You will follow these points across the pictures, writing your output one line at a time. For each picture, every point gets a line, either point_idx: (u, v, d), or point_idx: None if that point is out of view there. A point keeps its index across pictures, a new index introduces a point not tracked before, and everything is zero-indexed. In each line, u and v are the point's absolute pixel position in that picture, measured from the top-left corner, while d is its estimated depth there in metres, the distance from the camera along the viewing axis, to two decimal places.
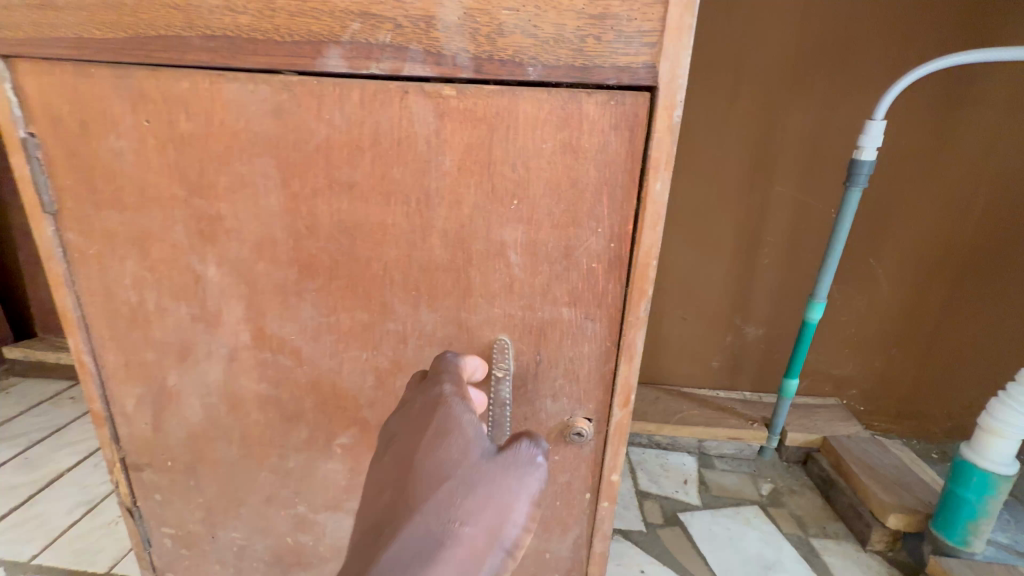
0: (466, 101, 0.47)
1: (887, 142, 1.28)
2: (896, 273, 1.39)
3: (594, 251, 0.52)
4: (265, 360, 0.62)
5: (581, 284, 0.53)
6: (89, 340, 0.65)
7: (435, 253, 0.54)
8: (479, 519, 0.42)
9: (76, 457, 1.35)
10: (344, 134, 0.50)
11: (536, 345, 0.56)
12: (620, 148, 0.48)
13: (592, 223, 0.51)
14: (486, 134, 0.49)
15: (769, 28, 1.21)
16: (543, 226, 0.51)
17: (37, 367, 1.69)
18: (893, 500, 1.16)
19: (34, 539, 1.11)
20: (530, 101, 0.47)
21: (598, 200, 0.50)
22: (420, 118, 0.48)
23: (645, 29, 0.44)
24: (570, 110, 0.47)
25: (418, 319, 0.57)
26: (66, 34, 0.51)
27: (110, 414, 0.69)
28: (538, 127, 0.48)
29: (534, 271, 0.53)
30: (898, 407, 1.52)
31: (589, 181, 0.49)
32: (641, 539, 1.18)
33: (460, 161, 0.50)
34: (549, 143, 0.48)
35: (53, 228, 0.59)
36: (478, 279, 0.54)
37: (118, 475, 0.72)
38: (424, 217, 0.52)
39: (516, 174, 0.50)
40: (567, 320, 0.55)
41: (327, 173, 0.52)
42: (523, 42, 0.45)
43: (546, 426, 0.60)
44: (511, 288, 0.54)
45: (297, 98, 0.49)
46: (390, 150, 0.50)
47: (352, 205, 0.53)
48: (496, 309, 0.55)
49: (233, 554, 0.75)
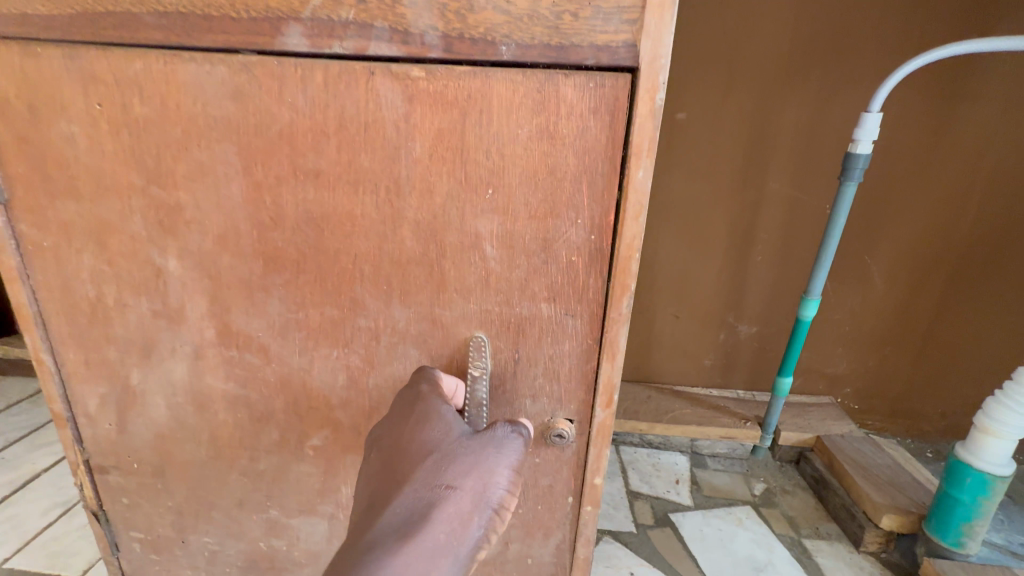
0: (436, 83, 0.45)
1: (883, 136, 1.25)
2: (892, 270, 1.36)
3: (575, 244, 0.49)
4: (231, 358, 0.59)
5: (561, 279, 0.50)
6: (47, 337, 0.61)
7: (407, 246, 0.51)
8: (461, 487, 0.43)
9: (54, 457, 1.32)
10: (309, 119, 0.47)
11: (514, 343, 0.53)
12: (600, 133, 0.45)
13: (571, 214, 0.48)
14: (457, 119, 0.46)
15: (764, 19, 1.18)
16: (519, 217, 0.48)
17: (17, 365, 1.65)
18: (886, 500, 1.14)
19: (7, 542, 1.08)
20: (504, 84, 0.44)
21: (577, 188, 0.47)
22: (387, 101, 0.46)
23: (625, 5, 0.41)
24: (547, 93, 0.44)
25: (390, 315, 0.54)
26: (11, 10, 0.47)
27: (73, 415, 0.66)
28: (513, 111, 0.45)
29: (510, 265, 0.50)
30: (892, 406, 1.50)
31: (567, 168, 0.46)
32: (631, 540, 1.15)
33: (432, 147, 0.47)
34: (525, 128, 0.45)
35: (4, 219, 0.56)
36: (452, 273, 0.51)
37: (82, 478, 0.69)
38: (395, 208, 0.49)
39: (490, 162, 0.47)
40: (546, 317, 0.52)
41: (291, 161, 0.49)
42: (495, 19, 0.42)
43: None
44: (487, 283, 0.51)
45: (257, 79, 0.46)
46: (357, 135, 0.47)
47: (318, 194, 0.50)
48: (471, 305, 0.53)
49: (204, 559, 0.72)
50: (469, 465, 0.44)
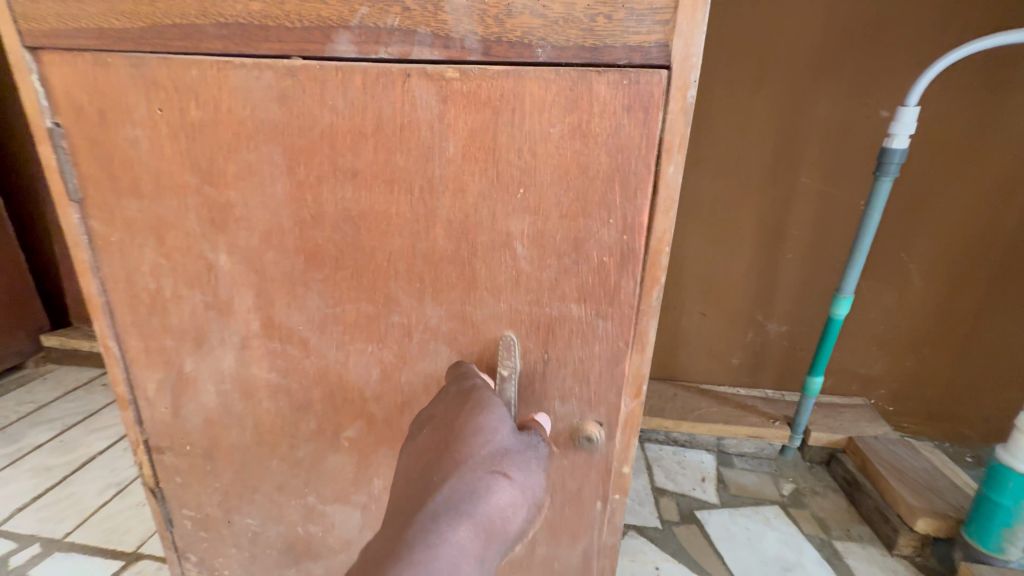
0: (468, 83, 0.47)
1: (921, 130, 1.22)
2: (929, 269, 1.33)
3: (606, 243, 0.50)
4: (274, 349, 0.63)
5: (591, 279, 0.52)
6: (113, 325, 0.67)
7: (439, 245, 0.53)
8: (509, 483, 0.46)
9: (107, 441, 1.41)
10: (348, 120, 0.50)
11: (544, 344, 0.55)
12: (634, 131, 0.46)
13: (602, 214, 0.49)
14: (489, 118, 0.48)
15: (795, 14, 1.17)
16: (551, 217, 0.50)
17: (72, 355, 1.77)
18: (922, 504, 1.12)
19: (67, 518, 1.16)
20: (535, 81, 0.46)
21: (610, 187, 0.48)
22: (422, 102, 0.48)
23: (657, 7, 0.43)
24: (580, 90, 0.46)
25: (423, 313, 0.57)
26: (88, 24, 0.52)
27: (134, 398, 0.71)
28: (545, 110, 0.47)
29: (541, 263, 0.52)
30: (929, 409, 1.46)
31: (600, 167, 0.48)
32: (656, 535, 1.16)
33: (464, 147, 0.49)
34: (557, 126, 0.47)
35: (79, 216, 0.61)
36: (483, 271, 0.54)
37: (141, 457, 0.75)
38: (429, 207, 0.52)
39: (521, 160, 0.48)
40: (577, 317, 0.54)
41: (331, 160, 0.52)
42: (532, 23, 0.44)
43: (557, 428, 0.58)
44: (517, 281, 0.53)
45: (301, 84, 0.49)
46: (392, 135, 0.50)
47: (356, 193, 0.53)
48: (501, 304, 0.55)
49: (247, 539, 0.77)
50: (515, 466, 0.47)
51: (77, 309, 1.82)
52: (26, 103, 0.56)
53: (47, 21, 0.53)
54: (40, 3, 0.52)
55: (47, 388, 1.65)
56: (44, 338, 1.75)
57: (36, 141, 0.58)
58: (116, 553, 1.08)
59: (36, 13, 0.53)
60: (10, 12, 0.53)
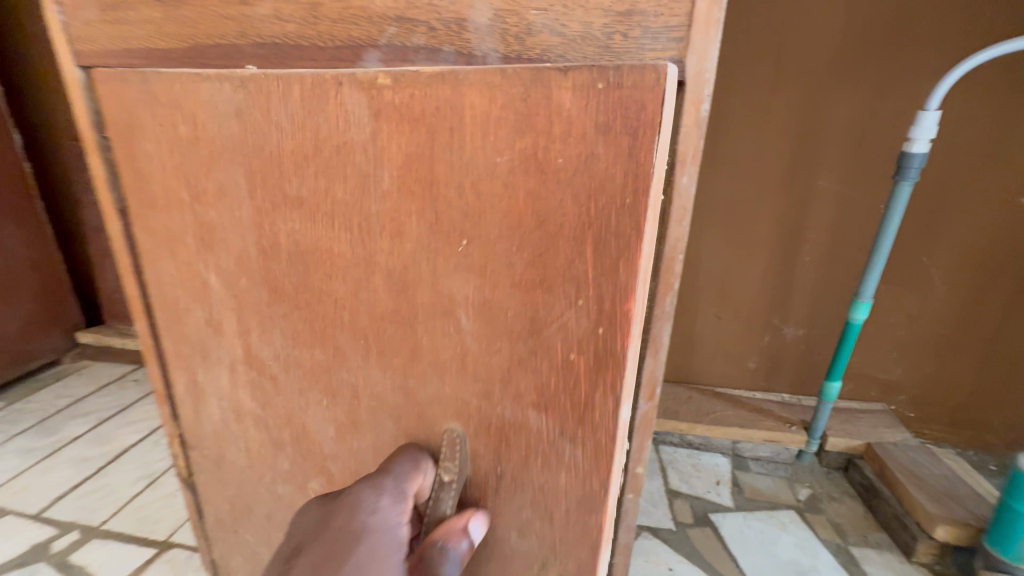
0: (400, 95, 0.44)
1: (943, 133, 1.21)
2: (951, 273, 1.31)
3: (571, 333, 0.44)
4: (251, 380, 0.66)
5: (550, 378, 0.46)
6: (152, 326, 0.71)
7: (380, 296, 0.51)
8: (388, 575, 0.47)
9: (139, 434, 1.47)
10: (292, 137, 0.50)
11: (497, 450, 0.51)
12: (609, 166, 0.39)
13: (566, 289, 0.43)
14: (426, 140, 0.44)
15: (813, 18, 1.17)
16: (501, 283, 0.45)
17: (106, 351, 1.84)
18: (942, 512, 1.10)
19: (104, 506, 1.22)
20: (474, 91, 0.41)
21: (577, 252, 0.42)
22: (355, 117, 0.46)
23: (672, 24, 0.44)
24: (534, 103, 0.40)
25: (368, 373, 0.56)
26: (135, 45, 0.55)
27: (169, 394, 0.75)
28: (491, 132, 0.41)
29: (489, 341, 0.47)
30: (951, 415, 1.44)
31: (564, 220, 0.41)
32: (670, 537, 1.17)
33: (400, 175, 0.46)
34: (504, 155, 0.41)
35: (123, 223, 0.65)
36: (427, 340, 0.50)
37: (176, 450, 0.79)
38: (368, 249, 0.50)
39: (463, 201, 0.44)
40: (535, 427, 0.48)
41: (280, 186, 0.53)
42: (550, 41, 0.46)
43: (511, 562, 0.55)
44: (464, 361, 0.49)
45: (251, 96, 0.51)
46: (331, 159, 0.49)
47: (304, 225, 0.53)
48: (446, 385, 0.51)
49: (251, 553, 0.81)
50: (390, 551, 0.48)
51: (110, 308, 1.90)
52: (78, 118, 0.60)
53: (100, 42, 0.57)
54: (93, 26, 0.56)
55: (83, 382, 1.72)
56: (80, 335, 1.83)
57: (88, 153, 0.62)
58: (149, 541, 1.14)
59: (90, 35, 0.57)
60: (65, 34, 0.57)
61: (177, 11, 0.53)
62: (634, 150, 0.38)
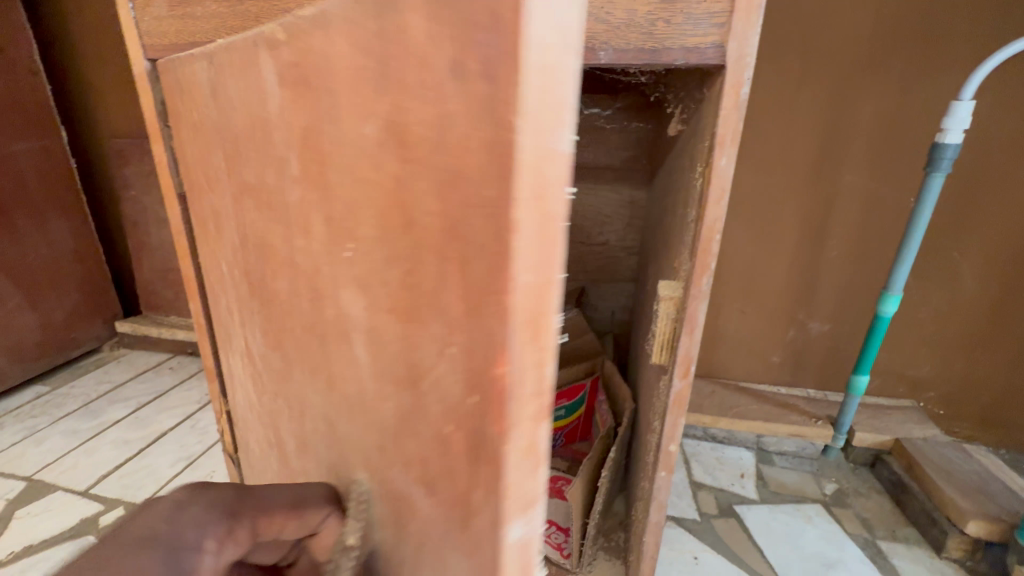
0: (292, 52, 0.35)
1: (978, 126, 1.19)
2: (985, 268, 1.29)
3: (444, 396, 0.32)
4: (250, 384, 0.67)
5: (429, 451, 0.34)
6: (205, 306, 0.75)
7: (304, 306, 0.45)
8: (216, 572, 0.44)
9: (176, 419, 1.53)
10: (240, 116, 0.45)
11: (399, 526, 0.40)
12: (464, 139, 0.26)
13: (435, 328, 0.31)
14: (314, 107, 0.35)
15: (844, 8, 1.16)
16: (382, 308, 0.35)
17: (141, 340, 1.91)
18: (974, 507, 1.09)
19: (146, 486, 1.28)
20: (344, 30, 0.31)
21: (439, 281, 0.29)
22: (268, 84, 0.39)
23: (714, 11, 0.47)
24: (395, 42, 0.28)
25: (309, 393, 0.50)
26: (201, 39, 0.59)
27: (220, 372, 0.79)
28: (361, 92, 0.31)
29: (381, 380, 0.37)
30: (983, 414, 1.41)
31: (425, 227, 0.30)
32: (694, 526, 1.17)
33: (301, 157, 0.38)
34: (371, 125, 0.31)
35: (181, 207, 0.69)
36: (340, 370, 0.42)
37: (223, 425, 0.83)
38: (291, 249, 0.44)
39: (346, 195, 0.35)
40: (422, 511, 0.36)
41: (240, 172, 0.49)
42: (595, 29, 0.49)
43: None
44: (365, 401, 0.40)
45: (217, 69, 0.47)
46: (260, 140, 0.43)
47: (257, 217, 0.48)
48: (356, 427, 0.42)
49: None
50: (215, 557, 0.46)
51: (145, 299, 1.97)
52: (145, 107, 0.65)
53: (170, 37, 0.61)
54: (165, 23, 0.61)
55: (122, 369, 1.80)
56: (118, 325, 1.90)
57: (152, 141, 0.67)
58: None
59: (161, 31, 0.61)
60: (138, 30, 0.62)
61: (241, 6, 0.56)
62: (489, 104, 0.24)
